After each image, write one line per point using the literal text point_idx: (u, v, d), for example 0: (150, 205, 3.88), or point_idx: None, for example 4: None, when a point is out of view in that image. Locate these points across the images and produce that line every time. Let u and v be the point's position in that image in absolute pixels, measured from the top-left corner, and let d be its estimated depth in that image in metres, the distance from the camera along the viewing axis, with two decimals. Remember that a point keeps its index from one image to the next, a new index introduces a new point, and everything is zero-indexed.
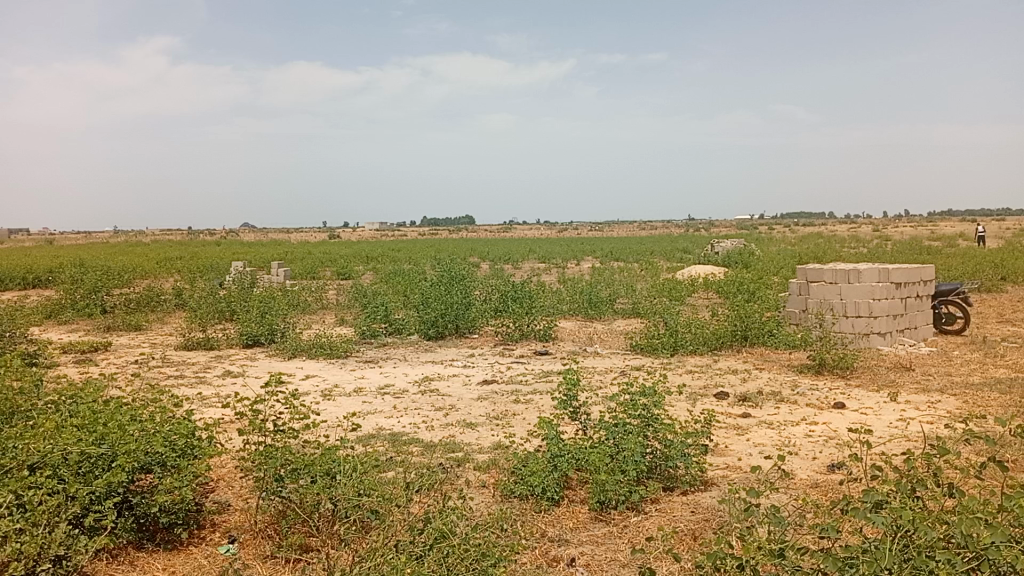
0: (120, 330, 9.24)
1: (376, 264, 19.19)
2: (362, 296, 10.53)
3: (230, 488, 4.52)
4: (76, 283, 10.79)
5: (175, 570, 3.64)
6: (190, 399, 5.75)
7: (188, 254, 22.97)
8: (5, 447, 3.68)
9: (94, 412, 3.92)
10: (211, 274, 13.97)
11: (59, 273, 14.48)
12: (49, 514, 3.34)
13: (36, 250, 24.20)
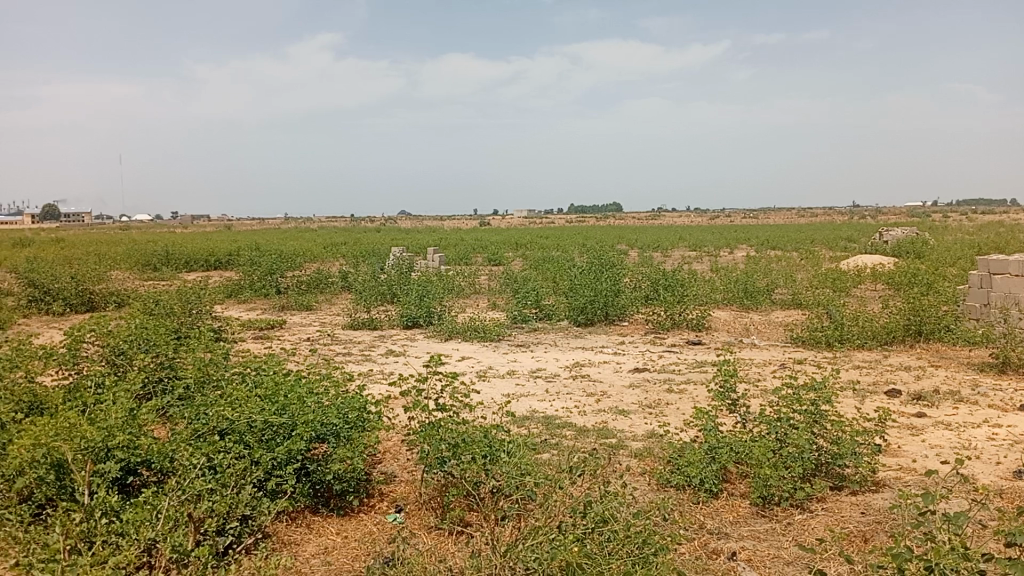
0: (293, 309, 9.91)
1: (527, 251, 19.44)
2: (514, 282, 10.72)
3: (395, 460, 4.75)
4: (254, 265, 11.69)
5: (348, 534, 3.86)
6: (356, 376, 6.08)
7: (350, 240, 24.38)
8: (199, 413, 4.04)
9: (276, 384, 4.23)
10: (371, 259, 14.68)
11: (239, 256, 15.73)
12: (237, 476, 3.63)
13: (216, 238, 26.30)
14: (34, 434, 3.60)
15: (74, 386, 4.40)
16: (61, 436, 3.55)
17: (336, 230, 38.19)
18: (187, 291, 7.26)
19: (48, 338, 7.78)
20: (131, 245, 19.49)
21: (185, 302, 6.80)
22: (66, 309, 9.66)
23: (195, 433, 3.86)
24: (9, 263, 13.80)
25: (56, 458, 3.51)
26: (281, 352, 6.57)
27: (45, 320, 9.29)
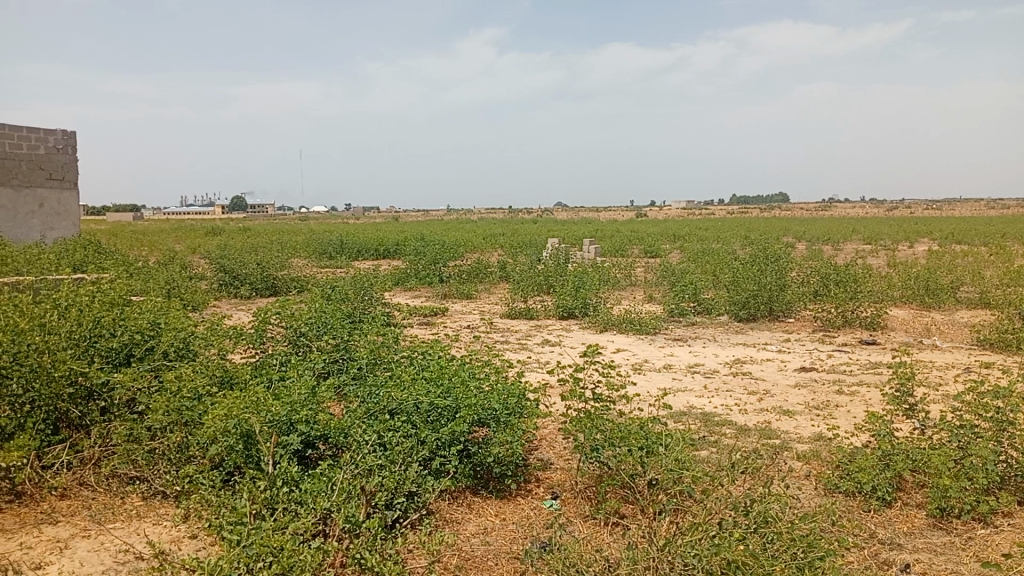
0: (454, 298, 10.29)
1: (686, 243, 19.01)
2: (671, 274, 10.54)
3: (551, 448, 4.82)
4: (418, 256, 12.23)
5: (506, 517, 3.97)
6: (514, 363, 6.23)
7: (507, 231, 24.93)
8: (372, 393, 4.31)
9: (441, 368, 4.45)
10: (528, 250, 14.94)
11: (404, 246, 16.51)
12: (404, 454, 3.84)
13: (383, 227, 27.71)
14: (228, 406, 3.98)
15: (261, 364, 4.81)
16: (250, 409, 3.89)
17: (494, 220, 39.01)
18: (359, 280, 7.72)
19: (238, 319, 8.52)
20: (310, 235, 20.97)
21: (357, 288, 7.23)
22: (252, 293, 10.55)
23: (368, 412, 4.11)
24: (206, 251, 15.24)
25: (245, 429, 3.85)
26: (443, 338, 6.84)
27: (235, 302, 10.19)
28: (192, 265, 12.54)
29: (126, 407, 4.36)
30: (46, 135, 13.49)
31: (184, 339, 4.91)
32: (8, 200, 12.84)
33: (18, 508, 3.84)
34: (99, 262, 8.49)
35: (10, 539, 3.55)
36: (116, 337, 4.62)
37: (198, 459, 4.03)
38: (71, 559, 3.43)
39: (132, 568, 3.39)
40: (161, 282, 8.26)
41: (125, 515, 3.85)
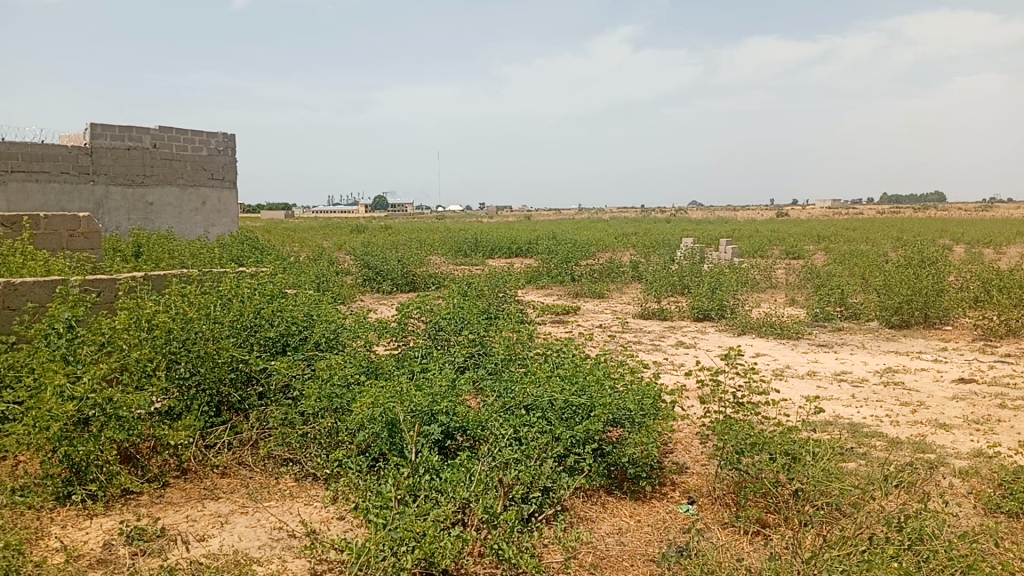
0: (586, 296, 10.30)
1: (829, 244, 18.15)
2: (815, 277, 10.09)
3: (687, 452, 4.74)
4: (551, 256, 12.33)
5: (641, 518, 3.93)
6: (649, 364, 6.17)
7: (639, 231, 24.68)
8: (509, 388, 4.39)
9: (577, 366, 4.47)
10: (662, 249, 14.72)
11: (537, 246, 16.68)
12: (539, 449, 3.88)
13: (514, 226, 28.05)
14: (374, 395, 4.17)
15: (404, 356, 5.00)
16: (394, 398, 4.07)
17: (624, 220, 38.55)
18: (495, 278, 7.87)
19: (381, 312, 8.89)
20: (444, 233, 21.57)
21: (493, 285, 7.38)
22: (392, 288, 10.95)
23: (504, 405, 4.20)
24: (349, 248, 15.99)
25: (390, 417, 4.03)
26: (578, 337, 6.86)
27: (377, 296, 10.63)
28: (337, 260, 13.20)
29: (281, 393, 4.67)
30: (209, 137, 14.52)
31: (333, 331, 5.19)
32: (175, 198, 13.96)
33: (184, 483, 4.16)
34: (255, 257, 9.07)
35: (177, 512, 3.87)
36: (273, 327, 4.96)
37: (346, 444, 4.24)
38: (231, 533, 3.69)
39: (285, 545, 3.61)
40: (312, 276, 8.74)
41: (278, 495, 4.08)
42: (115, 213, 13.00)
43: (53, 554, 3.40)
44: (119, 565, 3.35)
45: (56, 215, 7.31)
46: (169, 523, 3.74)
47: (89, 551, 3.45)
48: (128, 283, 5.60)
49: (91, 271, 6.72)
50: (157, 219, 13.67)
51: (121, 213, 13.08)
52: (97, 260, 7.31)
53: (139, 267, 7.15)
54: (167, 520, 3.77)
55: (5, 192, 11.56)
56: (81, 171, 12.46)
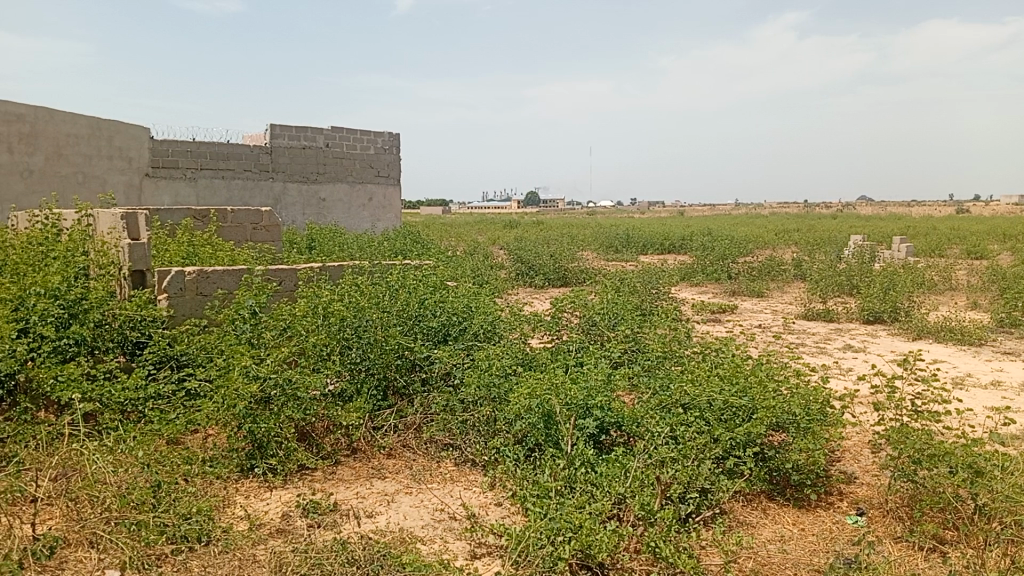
0: (744, 295, 10.00)
1: (1020, 243, 16.58)
2: (1002, 279, 9.26)
3: (856, 461, 4.50)
4: (707, 253, 12.06)
5: (805, 527, 3.78)
6: (815, 369, 5.91)
7: (801, 227, 23.61)
8: (666, 386, 4.37)
9: (737, 366, 4.37)
10: (827, 247, 14.02)
11: (690, 243, 16.34)
12: (697, 450, 3.80)
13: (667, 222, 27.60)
14: (532, 386, 4.27)
15: (557, 349, 5.11)
16: (550, 390, 4.16)
17: (781, 216, 36.86)
18: (649, 275, 7.81)
19: (535, 305, 9.03)
20: (594, 228, 21.57)
21: (648, 283, 7.33)
22: (545, 282, 11.08)
23: (661, 403, 4.18)
24: (501, 244, 16.36)
25: (546, 409, 4.11)
26: (737, 336, 6.67)
27: (531, 289, 10.80)
28: (492, 255, 13.56)
29: (442, 380, 4.91)
30: (376, 137, 15.24)
31: (492, 323, 5.37)
32: (345, 194, 14.82)
33: (354, 462, 4.42)
34: (418, 250, 9.48)
35: (348, 488, 4.11)
36: (436, 318, 5.26)
37: (503, 433, 4.37)
38: (397, 512, 3.89)
39: (447, 526, 3.75)
40: (469, 271, 9.02)
41: (440, 478, 4.25)
42: (292, 208, 14.01)
43: (239, 521, 3.72)
44: (297, 535, 3.61)
45: (242, 210, 7.97)
46: (341, 499, 3.99)
47: (270, 520, 3.75)
48: (307, 273, 6.04)
49: (272, 262, 7.28)
50: (328, 214, 14.57)
51: (296, 208, 14.07)
52: (278, 252, 7.90)
53: (313, 259, 7.66)
54: (339, 496, 4.03)
55: (196, 188, 12.72)
56: (262, 168, 13.51)
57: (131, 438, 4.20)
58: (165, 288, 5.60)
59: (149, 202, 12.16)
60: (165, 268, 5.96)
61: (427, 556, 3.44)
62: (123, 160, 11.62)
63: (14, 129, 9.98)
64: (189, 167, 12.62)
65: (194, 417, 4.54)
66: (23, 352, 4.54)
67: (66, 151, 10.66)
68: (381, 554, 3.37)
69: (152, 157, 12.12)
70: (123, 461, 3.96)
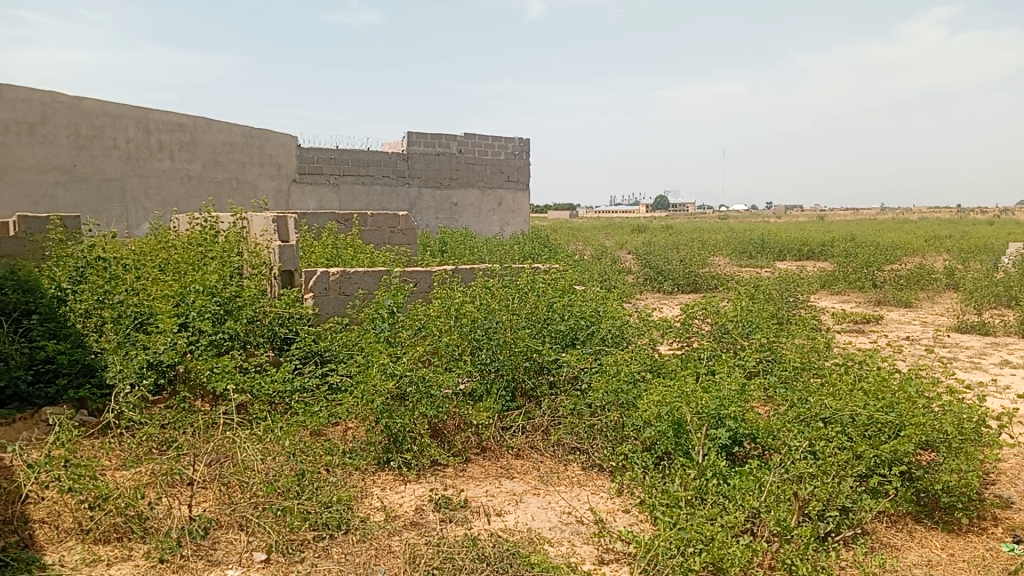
0: (889, 305, 9.44)
1: None
2: None
3: (1014, 486, 4.16)
4: (848, 260, 11.47)
5: (956, 553, 3.53)
6: (969, 386, 5.51)
7: (955, 233, 21.95)
8: (805, 398, 4.20)
9: (881, 380, 4.14)
10: (984, 255, 12.99)
11: (830, 250, 15.58)
12: (838, 466, 3.62)
13: (804, 227, 26.46)
14: (662, 393, 4.23)
15: (687, 357, 5.04)
16: (681, 398, 4.09)
17: (931, 221, 34.39)
18: (785, 282, 7.54)
19: (664, 311, 8.92)
20: (725, 234, 20.95)
21: (783, 290, 7.08)
22: (674, 288, 10.90)
23: (799, 416, 4.03)
24: (630, 248, 16.23)
25: (677, 417, 4.06)
26: (881, 348, 6.32)
27: (659, 295, 10.65)
28: (620, 260, 13.47)
29: (570, 384, 4.94)
30: (507, 142, 15.43)
31: (620, 329, 5.37)
32: (476, 199, 15.15)
33: (483, 460, 4.52)
34: (547, 254, 9.57)
35: (478, 486, 4.21)
36: (565, 322, 5.30)
37: (631, 439, 4.35)
38: (525, 512, 3.94)
39: (574, 530, 3.77)
40: (597, 275, 9.01)
41: (567, 481, 4.28)
42: (425, 212, 14.50)
43: (376, 512, 3.89)
44: (429, 529, 3.73)
45: (381, 214, 8.34)
46: (471, 495, 4.10)
47: (404, 512, 3.89)
48: (441, 275, 6.23)
49: (407, 264, 7.57)
50: (459, 218, 14.96)
51: (429, 212, 14.54)
52: (413, 255, 8.21)
53: (446, 261, 7.90)
54: (469, 493, 4.13)
55: (338, 193, 13.39)
56: (398, 174, 14.05)
57: (279, 428, 4.50)
58: (310, 287, 5.93)
59: (296, 207, 12.93)
60: (311, 269, 6.33)
61: (555, 557, 3.47)
62: (272, 166, 12.42)
63: (177, 138, 10.90)
64: (332, 173, 13.30)
65: (335, 410, 4.79)
66: (182, 345, 4.97)
67: (222, 158, 11.56)
68: (509, 552, 3.43)
69: (299, 164, 12.87)
70: (271, 450, 4.23)
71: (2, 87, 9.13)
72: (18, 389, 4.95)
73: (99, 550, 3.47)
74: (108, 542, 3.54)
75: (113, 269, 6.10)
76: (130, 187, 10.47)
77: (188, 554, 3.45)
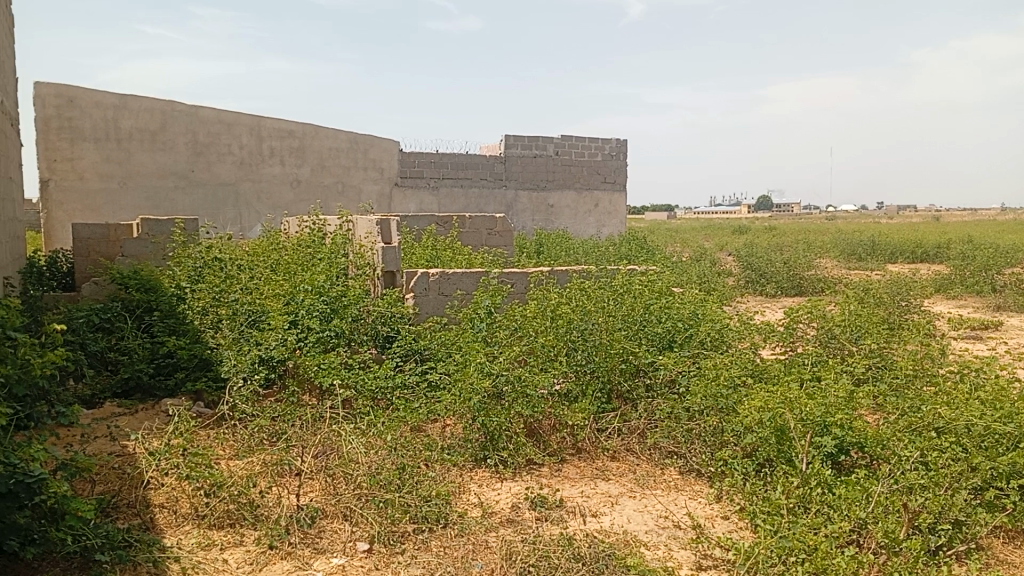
0: (1012, 310, 8.86)
1: None
2: None
3: None
4: (966, 264, 10.83)
5: None
6: None
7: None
8: (916, 407, 4.01)
9: (1001, 389, 3.91)
10: None
11: (946, 252, 14.74)
12: (951, 478, 3.43)
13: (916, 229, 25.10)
14: (763, 399, 4.13)
15: (791, 363, 4.90)
16: (783, 404, 4.00)
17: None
18: (896, 286, 7.20)
19: (765, 315, 8.67)
20: (831, 235, 20.10)
21: (894, 295, 6.76)
22: (777, 291, 10.57)
23: (910, 425, 3.86)
24: (730, 250, 15.84)
25: (779, 424, 3.96)
26: (1003, 356, 5.94)
27: (760, 298, 10.37)
28: (721, 262, 13.17)
29: (668, 387, 4.89)
30: (604, 143, 15.36)
31: (720, 332, 5.28)
32: (572, 201, 15.16)
33: (578, 461, 4.52)
34: (644, 256, 9.49)
35: (573, 486, 4.23)
36: (662, 324, 5.26)
37: (731, 445, 4.26)
38: (621, 514, 3.93)
39: (671, 534, 3.73)
40: (696, 277, 8.86)
41: (664, 485, 4.23)
42: (522, 215, 14.63)
43: (473, 508, 3.97)
44: (525, 526, 3.77)
45: (479, 216, 8.48)
46: (566, 495, 4.12)
47: (501, 509, 3.95)
48: (536, 276, 6.29)
49: (504, 265, 7.66)
50: (556, 220, 15.01)
51: (526, 214, 14.66)
52: (509, 256, 8.32)
53: (542, 263, 7.96)
54: (564, 493, 4.15)
55: (438, 196, 13.69)
56: (496, 177, 14.24)
57: (381, 423, 4.66)
58: (412, 287, 6.14)
59: (398, 210, 13.31)
60: (411, 269, 6.51)
61: (651, 561, 3.44)
62: (375, 170, 12.83)
63: (286, 144, 11.42)
64: (432, 177, 13.61)
65: (434, 407, 4.92)
66: (291, 342, 5.24)
67: (328, 163, 12.03)
68: (605, 553, 3.43)
69: (401, 168, 13.25)
70: (374, 444, 4.39)
71: (128, 98, 9.83)
72: (141, 380, 5.30)
73: (213, 534, 3.69)
74: (221, 528, 3.75)
75: (228, 269, 6.49)
76: (244, 191, 11.03)
77: (295, 541, 3.62)
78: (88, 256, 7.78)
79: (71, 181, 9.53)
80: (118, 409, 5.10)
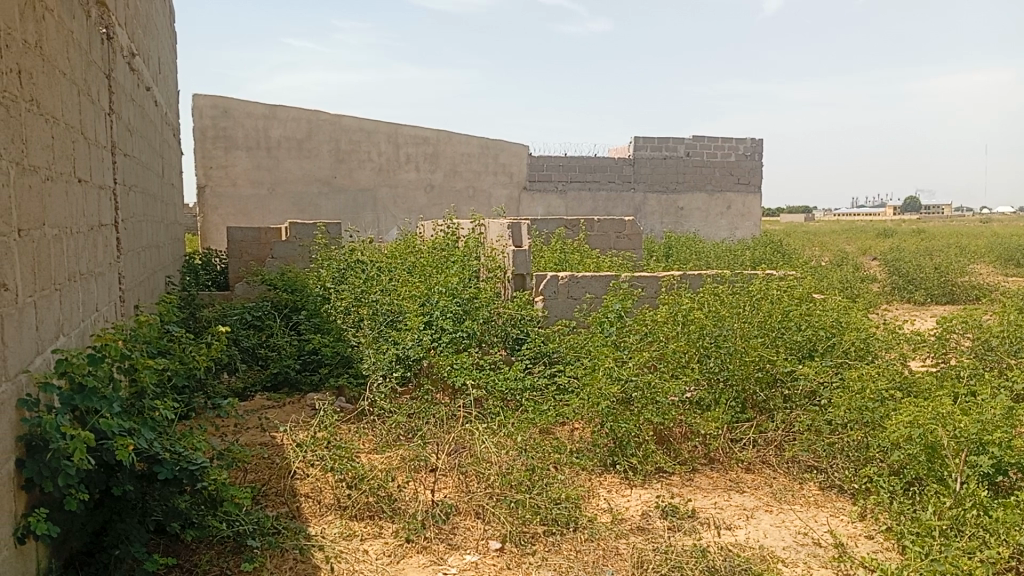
0: None
1: None
2: None
3: None
4: None
5: None
6: None
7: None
8: None
9: None
10: None
11: None
12: None
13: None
14: (913, 414, 3.90)
15: (944, 377, 4.59)
16: (936, 420, 3.75)
17: None
18: None
19: (915, 324, 8.13)
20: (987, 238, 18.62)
21: None
22: (927, 298, 9.88)
23: None
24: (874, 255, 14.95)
25: (930, 441, 3.72)
26: None
27: (908, 305, 9.73)
28: (865, 267, 12.46)
29: (807, 398, 4.69)
30: (737, 143, 14.89)
31: (865, 342, 5.01)
32: (703, 203, 14.79)
33: (711, 471, 4.42)
34: (781, 260, 9.12)
35: (706, 497, 4.13)
36: (801, 332, 5.05)
37: (876, 461, 4.04)
38: (757, 528, 3.80)
39: (811, 552, 3.57)
40: (837, 283, 8.42)
41: (803, 500, 4.06)
42: (650, 217, 14.44)
43: (603, 513, 3.96)
44: (656, 535, 3.73)
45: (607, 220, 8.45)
46: (698, 506, 4.04)
47: (631, 516, 3.92)
48: (667, 281, 6.20)
49: (633, 269, 7.60)
50: (685, 222, 14.71)
51: (654, 217, 14.45)
52: (638, 260, 8.24)
53: (672, 267, 7.84)
54: (697, 503, 4.07)
55: (565, 199, 13.74)
56: (624, 179, 14.13)
57: (512, 424, 4.74)
58: (541, 290, 6.20)
59: (526, 213, 13.46)
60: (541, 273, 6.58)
61: None
62: (505, 175, 13.05)
63: (420, 150, 11.80)
64: (560, 180, 13.68)
65: (563, 411, 4.94)
66: (426, 343, 5.42)
67: (460, 167, 12.33)
68: (740, 568, 3.34)
69: (528, 172, 13.40)
70: (505, 444, 4.47)
71: (276, 109, 10.47)
72: (288, 375, 5.63)
73: (354, 525, 3.87)
74: (362, 519, 3.93)
75: (367, 271, 6.81)
76: (381, 196, 11.50)
77: (431, 536, 3.74)
78: (240, 258, 8.36)
79: (225, 187, 10.32)
80: (267, 401, 5.43)
